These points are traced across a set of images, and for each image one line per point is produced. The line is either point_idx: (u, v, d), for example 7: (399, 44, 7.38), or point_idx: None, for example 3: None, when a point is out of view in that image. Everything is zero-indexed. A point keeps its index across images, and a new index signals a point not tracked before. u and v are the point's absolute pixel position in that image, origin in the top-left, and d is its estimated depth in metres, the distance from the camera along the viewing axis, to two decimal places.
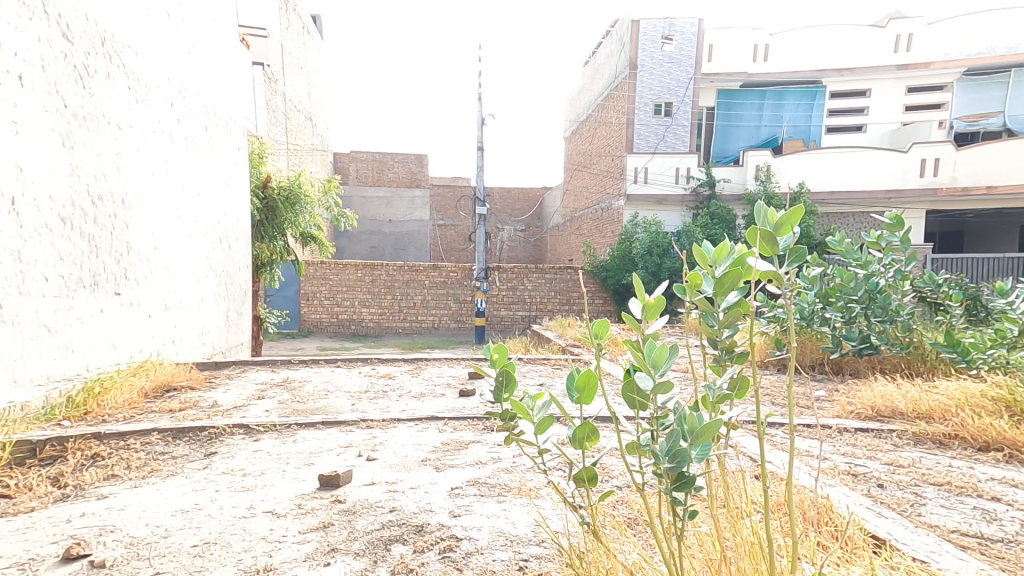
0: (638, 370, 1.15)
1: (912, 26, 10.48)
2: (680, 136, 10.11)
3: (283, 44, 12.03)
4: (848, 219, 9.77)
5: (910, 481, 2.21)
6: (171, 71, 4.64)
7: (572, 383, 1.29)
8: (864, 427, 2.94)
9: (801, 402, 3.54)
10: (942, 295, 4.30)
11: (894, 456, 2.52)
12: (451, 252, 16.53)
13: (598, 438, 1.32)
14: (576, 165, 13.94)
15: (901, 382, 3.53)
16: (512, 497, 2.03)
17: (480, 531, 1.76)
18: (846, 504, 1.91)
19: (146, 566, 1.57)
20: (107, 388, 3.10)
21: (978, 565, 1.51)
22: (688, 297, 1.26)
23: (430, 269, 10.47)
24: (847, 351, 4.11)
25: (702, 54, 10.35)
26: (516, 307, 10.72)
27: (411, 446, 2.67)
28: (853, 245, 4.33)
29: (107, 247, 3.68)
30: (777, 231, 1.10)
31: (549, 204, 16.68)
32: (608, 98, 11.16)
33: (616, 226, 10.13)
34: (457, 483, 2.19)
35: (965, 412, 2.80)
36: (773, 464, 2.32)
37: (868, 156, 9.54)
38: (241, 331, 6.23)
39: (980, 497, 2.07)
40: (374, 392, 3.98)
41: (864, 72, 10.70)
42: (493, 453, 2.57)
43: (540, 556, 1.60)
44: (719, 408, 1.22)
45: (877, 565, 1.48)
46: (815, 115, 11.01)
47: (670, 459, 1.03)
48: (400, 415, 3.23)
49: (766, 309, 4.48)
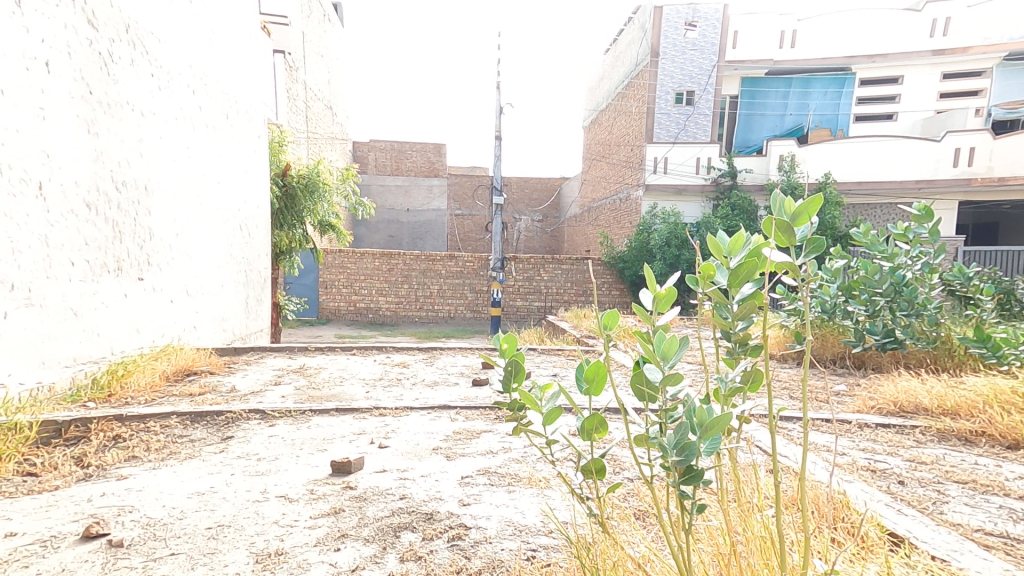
0: (644, 363, 1.12)
1: (950, 10, 10.10)
2: (701, 125, 9.91)
3: (304, 32, 12.07)
4: (877, 211, 9.57)
5: (932, 479, 2.15)
6: (193, 59, 4.66)
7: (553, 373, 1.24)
8: (885, 423, 2.87)
9: (821, 397, 3.46)
10: (972, 288, 4.17)
11: (916, 452, 2.45)
12: (468, 242, 16.66)
13: (606, 430, 1.28)
14: (595, 155, 13.82)
15: (927, 378, 3.42)
16: (522, 487, 2.02)
17: (489, 520, 1.76)
18: (864, 501, 1.86)
19: (162, 546, 1.59)
20: (130, 370, 3.17)
21: (1002, 565, 1.45)
22: (700, 288, 1.22)
23: (446, 258, 10.48)
24: (871, 346, 3.99)
25: (727, 41, 10.11)
26: (532, 298, 10.69)
27: (423, 434, 2.68)
28: (878, 237, 4.19)
29: (130, 232, 3.73)
30: (794, 221, 1.05)
31: (566, 194, 16.59)
32: (629, 87, 11.01)
33: (634, 217, 10.03)
34: (468, 471, 2.19)
35: (993, 409, 2.71)
36: (787, 458, 2.28)
37: (896, 145, 9.27)
38: (261, 318, 6.34)
39: (1006, 497, 2.00)
40: (388, 380, 4.00)
41: (897, 59, 10.36)
42: (504, 442, 2.57)
43: (548, 546, 1.59)
44: (731, 401, 1.19)
45: (894, 563, 1.44)
46: (843, 103, 10.72)
47: (678, 452, 1.01)
48: (414, 403, 3.24)
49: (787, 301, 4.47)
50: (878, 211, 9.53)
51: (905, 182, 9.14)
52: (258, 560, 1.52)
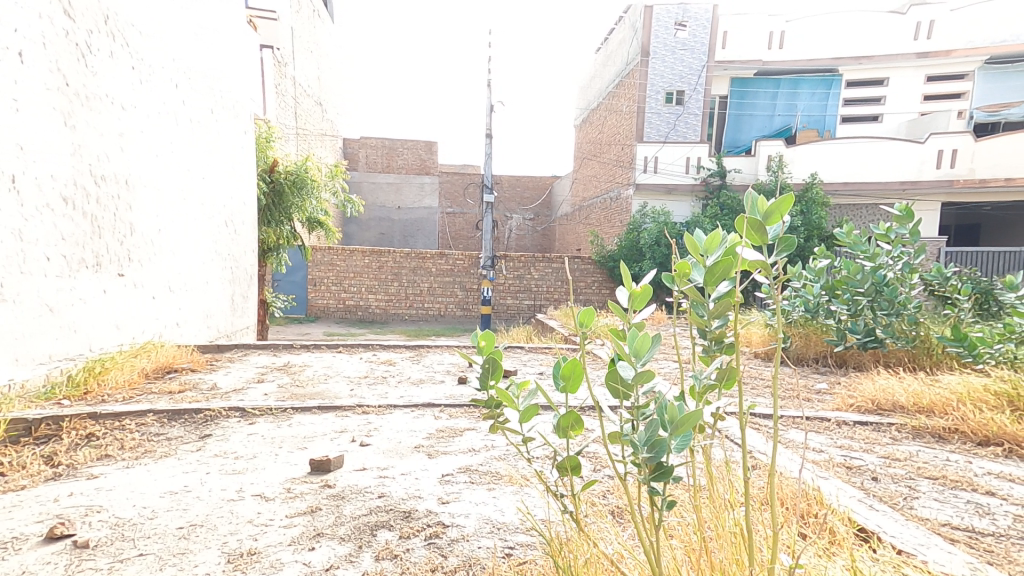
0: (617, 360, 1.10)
1: (934, 12, 10.22)
2: (691, 125, 9.96)
3: (293, 28, 11.97)
4: (862, 211, 9.61)
5: (905, 475, 2.16)
6: (177, 53, 4.60)
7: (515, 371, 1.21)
8: (863, 420, 2.89)
9: (802, 396, 3.48)
10: (950, 288, 4.20)
11: (891, 449, 2.47)
12: (459, 240, 16.63)
13: (581, 428, 1.27)
14: (586, 154, 13.82)
15: (905, 376, 3.46)
16: (502, 485, 2.01)
17: (467, 519, 1.74)
18: (837, 497, 1.87)
19: (130, 547, 1.56)
20: (108, 368, 3.12)
21: (965, 559, 1.46)
22: (677, 286, 1.21)
23: (436, 256, 10.44)
24: (853, 345, 4.04)
25: (716, 41, 10.16)
26: (523, 296, 10.67)
27: (404, 432, 2.67)
28: (861, 237, 4.23)
29: (110, 228, 3.68)
30: (766, 220, 1.05)
31: (558, 192, 16.60)
32: (619, 86, 11.03)
33: (624, 216, 10.04)
34: (448, 470, 2.18)
35: (967, 406, 2.74)
36: (766, 456, 2.28)
37: (882, 146, 9.35)
38: (247, 315, 6.27)
39: (974, 492, 2.01)
40: (372, 378, 3.97)
41: (883, 61, 10.44)
42: (485, 440, 2.56)
43: (525, 544, 1.58)
44: (705, 398, 1.19)
45: (860, 557, 1.44)
46: (830, 104, 10.82)
47: (649, 449, 1.00)
48: (398, 401, 3.22)
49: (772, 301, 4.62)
50: (862, 212, 9.58)
51: (890, 183, 9.28)
52: (230, 560, 1.49)
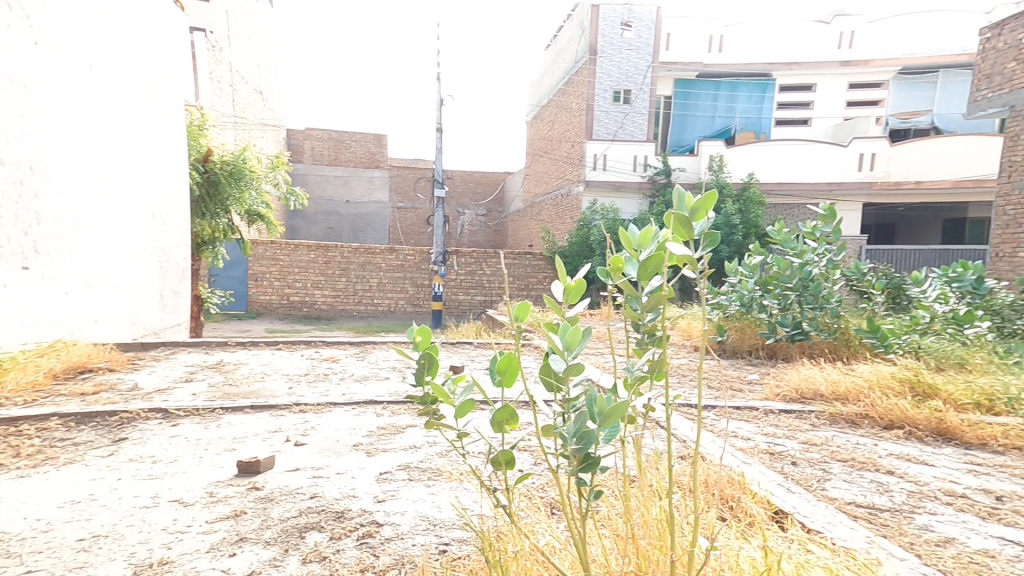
0: (549, 354, 1.08)
1: (854, 23, 10.87)
2: (638, 123, 10.15)
3: (228, 12, 11.41)
4: (794, 211, 10.14)
5: (820, 459, 2.27)
6: (92, 30, 4.28)
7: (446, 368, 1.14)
8: (788, 408, 3.02)
9: (735, 386, 3.62)
10: (866, 283, 4.46)
11: (810, 435, 2.59)
12: (410, 235, 16.34)
13: (516, 422, 1.24)
14: (537, 151, 13.88)
15: (825, 366, 3.65)
16: (441, 481, 1.97)
17: (403, 517, 1.69)
18: (759, 481, 1.93)
19: (16, 564, 1.43)
20: (8, 369, 2.87)
21: (865, 534, 1.53)
22: (611, 280, 1.21)
23: (386, 251, 10.23)
24: (782, 337, 4.25)
25: (661, 42, 10.42)
26: (475, 292, 10.63)
27: (344, 430, 2.58)
28: (790, 235, 4.44)
29: (11, 217, 3.39)
30: (692, 215, 1.08)
31: (511, 188, 16.60)
32: (569, 84, 11.14)
33: (575, 213, 10.15)
34: (388, 467, 2.12)
35: (875, 393, 2.89)
36: (702, 446, 2.33)
37: (811, 149, 9.85)
38: (178, 311, 5.91)
39: (877, 471, 2.13)
40: (313, 375, 3.84)
41: (811, 67, 11.00)
42: (427, 437, 2.50)
43: (461, 539, 1.55)
44: (636, 389, 1.20)
45: (771, 536, 1.46)
46: (766, 107, 11.29)
47: (577, 441, 0.99)
48: (338, 398, 3.11)
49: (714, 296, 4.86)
50: (795, 211, 10.11)
51: (818, 184, 9.77)
52: (136, 572, 1.39)
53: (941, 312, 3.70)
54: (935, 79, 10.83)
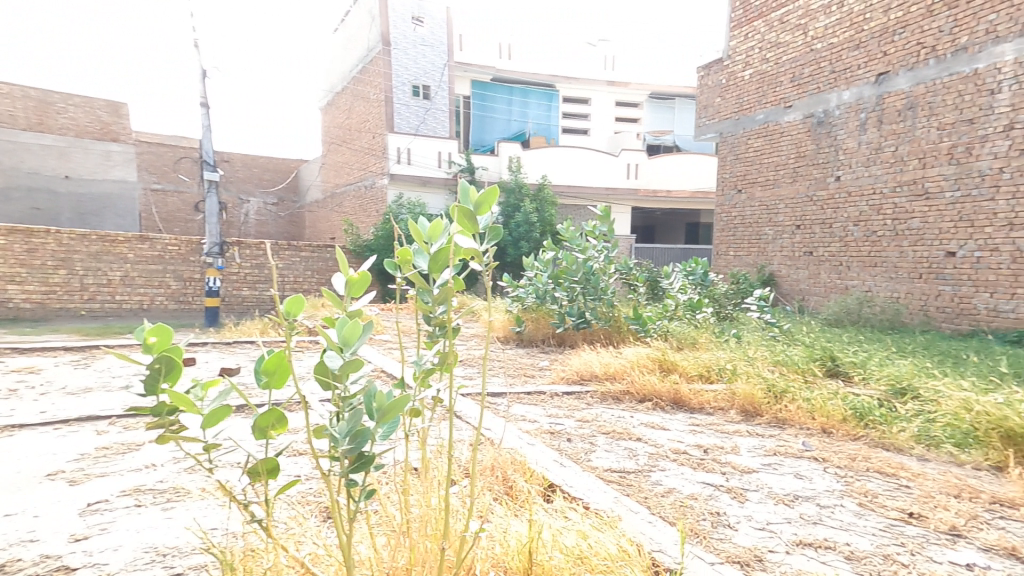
0: (323, 351, 0.91)
1: (613, 50, 12.78)
2: (439, 120, 10.24)
3: None
4: (582, 212, 11.16)
5: (589, 433, 2.54)
6: None
7: (183, 372, 0.90)
8: (569, 390, 3.33)
9: (528, 372, 3.88)
10: (633, 276, 5.12)
11: (583, 413, 2.88)
12: (174, 224, 13.89)
13: (286, 426, 1.03)
14: (333, 139, 13.04)
15: (601, 350, 4.11)
16: (184, 501, 1.66)
17: (115, 553, 1.33)
18: (536, 459, 2.06)
19: None
20: None
21: (614, 495, 1.73)
22: (400, 272, 1.15)
23: (134, 239, 7.65)
24: (570, 326, 4.65)
25: (454, 43, 10.72)
26: (262, 288, 9.65)
27: (39, 457, 2.03)
28: (576, 233, 4.85)
29: None
30: (476, 209, 1.10)
31: (306, 176, 15.44)
32: (363, 72, 10.70)
33: (377, 205, 9.86)
34: (101, 496, 1.69)
35: (636, 372, 3.34)
36: (489, 430, 2.42)
37: (592, 157, 11.02)
38: None
39: (632, 439, 2.46)
40: (8, 392, 3.02)
41: (584, 84, 12.44)
42: (174, 454, 2.13)
43: (201, 565, 1.26)
44: (425, 382, 1.16)
45: (539, 508, 1.54)
46: (552, 115, 12.37)
47: (349, 441, 0.87)
48: (42, 419, 2.49)
49: (514, 290, 5.17)
50: (582, 213, 11.14)
51: (598, 188, 11.02)
52: None
53: (684, 300, 4.52)
54: (674, 105, 13.11)
